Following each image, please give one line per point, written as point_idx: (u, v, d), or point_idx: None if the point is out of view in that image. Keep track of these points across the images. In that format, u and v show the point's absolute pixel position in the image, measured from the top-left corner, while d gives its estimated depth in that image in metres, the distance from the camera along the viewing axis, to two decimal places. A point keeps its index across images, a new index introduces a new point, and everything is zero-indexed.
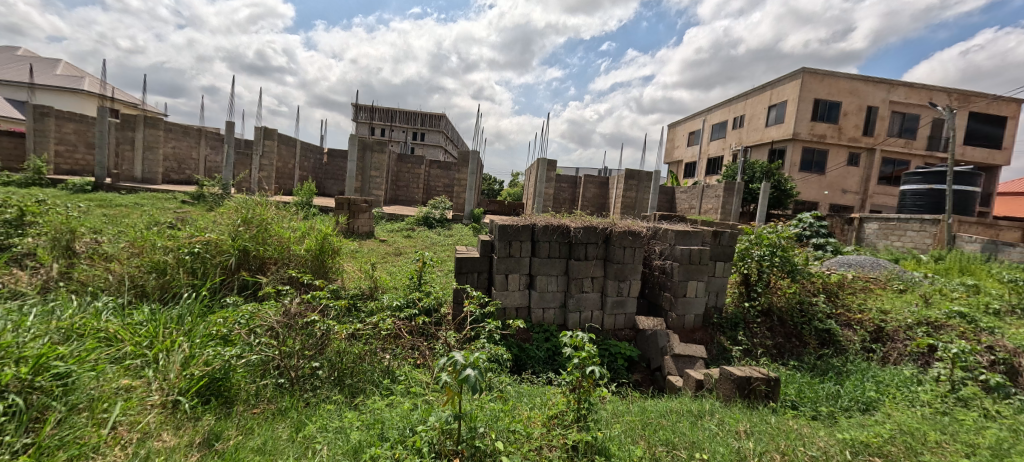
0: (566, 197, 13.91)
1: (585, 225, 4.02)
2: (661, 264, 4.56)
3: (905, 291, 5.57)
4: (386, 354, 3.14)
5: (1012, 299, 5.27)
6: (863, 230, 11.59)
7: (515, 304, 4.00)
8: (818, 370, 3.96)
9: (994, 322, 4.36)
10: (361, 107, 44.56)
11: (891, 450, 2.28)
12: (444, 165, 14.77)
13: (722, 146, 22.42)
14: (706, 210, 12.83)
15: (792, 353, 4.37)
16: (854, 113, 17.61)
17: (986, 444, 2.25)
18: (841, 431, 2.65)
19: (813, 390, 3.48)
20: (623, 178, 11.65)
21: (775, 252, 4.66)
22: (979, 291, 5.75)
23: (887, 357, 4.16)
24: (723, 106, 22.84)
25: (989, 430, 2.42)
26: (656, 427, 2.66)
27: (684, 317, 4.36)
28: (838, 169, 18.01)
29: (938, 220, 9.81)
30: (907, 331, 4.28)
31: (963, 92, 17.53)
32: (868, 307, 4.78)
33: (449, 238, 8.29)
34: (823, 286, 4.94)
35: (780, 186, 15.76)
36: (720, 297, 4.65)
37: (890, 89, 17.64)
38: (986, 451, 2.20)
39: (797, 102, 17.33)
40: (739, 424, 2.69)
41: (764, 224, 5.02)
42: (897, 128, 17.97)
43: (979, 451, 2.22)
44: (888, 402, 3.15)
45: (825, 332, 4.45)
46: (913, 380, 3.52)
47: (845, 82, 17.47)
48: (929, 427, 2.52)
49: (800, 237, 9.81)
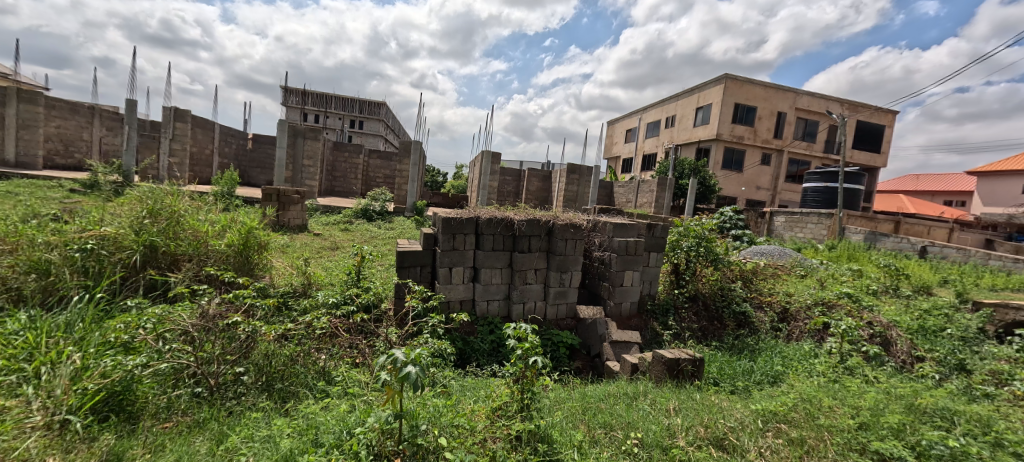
0: (510, 190, 13.94)
1: (528, 217, 4.03)
2: (600, 256, 4.70)
3: (805, 276, 6.27)
4: (321, 354, 2.96)
5: (886, 282, 6.13)
6: (773, 223, 12.93)
7: (458, 298, 3.95)
8: (735, 349, 4.31)
9: (872, 300, 5.03)
10: (291, 91, 41.74)
11: (794, 416, 2.54)
12: (384, 155, 14.26)
13: (656, 144, 23.81)
14: (641, 203, 13.51)
15: (714, 334, 4.73)
16: (768, 117, 19.39)
17: (867, 406, 2.56)
18: (754, 402, 2.91)
19: (731, 366, 3.79)
20: (565, 173, 11.94)
21: (701, 243, 5.01)
22: (861, 275, 6.62)
23: (791, 335, 4.64)
24: (657, 106, 24.06)
25: (869, 393, 2.77)
26: (595, 411, 2.74)
27: (621, 305, 4.57)
28: (755, 167, 19.76)
29: (831, 214, 11.05)
30: (807, 310, 4.81)
31: (851, 103, 19.98)
32: (776, 290, 5.29)
33: (390, 231, 8.01)
34: (741, 273, 5.36)
35: (705, 182, 17.05)
36: (653, 285, 4.92)
37: (795, 97, 19.64)
38: (866, 411, 2.50)
39: (721, 106, 18.75)
40: (669, 403, 2.86)
41: (691, 217, 5.37)
42: (801, 132, 20.06)
43: (861, 412, 2.52)
44: (791, 373, 3.53)
45: (742, 314, 4.86)
46: (812, 353, 3.97)
47: (760, 89, 19.15)
48: (823, 395, 2.82)
49: (722, 229, 10.70)
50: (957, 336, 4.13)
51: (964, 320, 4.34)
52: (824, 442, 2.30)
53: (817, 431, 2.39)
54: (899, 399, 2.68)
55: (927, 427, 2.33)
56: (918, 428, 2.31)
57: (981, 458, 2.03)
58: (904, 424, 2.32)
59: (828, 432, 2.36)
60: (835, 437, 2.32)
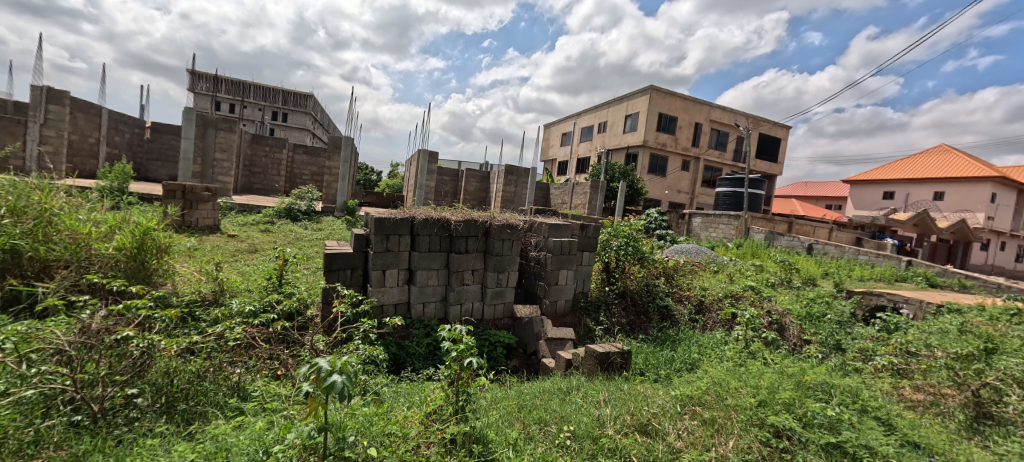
0: (448, 190, 13.70)
1: (465, 217, 3.97)
2: (536, 255, 4.76)
3: (717, 271, 6.87)
4: (235, 367, 2.68)
5: (782, 275, 6.91)
6: (691, 224, 14.00)
7: (392, 301, 3.79)
8: (659, 340, 4.57)
9: (770, 292, 5.63)
10: (202, 76, 37.77)
11: (707, 399, 2.75)
12: (311, 151, 13.38)
13: (589, 148, 24.77)
14: (575, 205, 13.95)
15: (640, 328, 4.98)
16: (687, 127, 21.02)
17: (764, 384, 2.81)
18: (674, 388, 3.10)
19: (655, 357, 4.02)
20: (503, 173, 11.97)
21: (629, 242, 5.27)
22: (762, 269, 7.39)
23: (705, 325, 5.05)
24: (591, 111, 25.03)
25: (766, 373, 3.06)
26: (531, 407, 2.75)
27: (556, 303, 4.66)
28: (677, 172, 21.27)
29: (739, 215, 12.19)
30: (719, 302, 5.25)
31: (755, 117, 22.29)
32: (693, 285, 5.72)
33: (317, 232, 7.51)
34: (664, 270, 5.71)
35: (634, 185, 18.03)
36: (586, 282, 5.06)
37: (710, 110, 21.48)
38: (764, 389, 2.74)
39: (647, 114, 19.95)
40: (600, 395, 2.95)
41: (620, 218, 5.64)
42: (715, 142, 22.00)
43: (759, 389, 2.76)
44: (705, 360, 3.83)
45: (665, 308, 5.17)
46: (723, 341, 4.35)
47: (681, 101, 20.69)
48: (730, 378, 3.05)
49: (648, 229, 11.37)
50: (834, 320, 4.80)
51: (838, 306, 5.04)
52: (731, 420, 2.52)
53: (726, 410, 2.60)
54: (790, 376, 3.03)
55: (811, 400, 2.61)
56: (803, 403, 2.58)
57: (847, 425, 2.39)
58: (794, 398, 2.59)
59: (733, 410, 2.59)
60: (739, 413, 2.55)
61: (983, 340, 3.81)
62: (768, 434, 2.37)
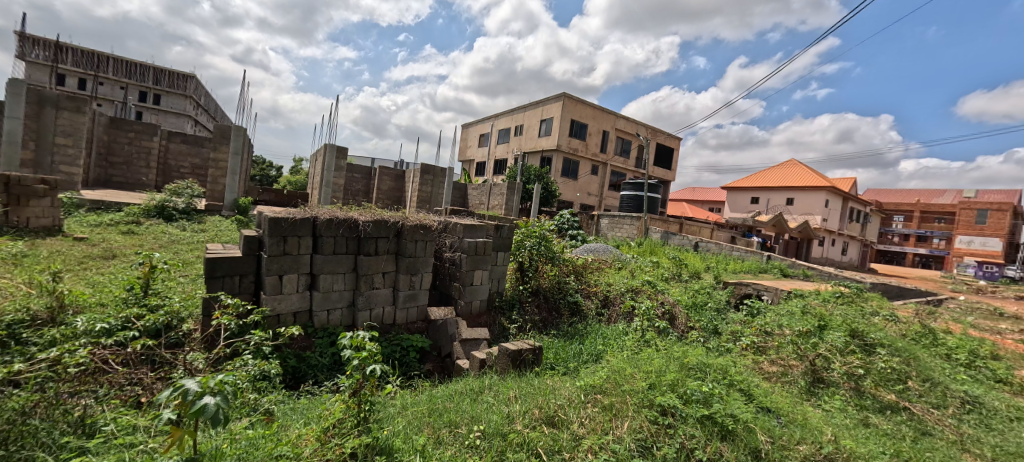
0: (358, 189, 12.96)
1: (375, 218, 3.77)
2: (451, 256, 4.69)
3: (620, 267, 7.41)
4: (81, 398, 2.24)
5: (674, 271, 7.67)
6: (600, 224, 14.92)
7: (291, 309, 3.45)
8: (569, 335, 4.77)
9: (664, 285, 6.21)
10: (44, 44, 31.21)
11: (607, 386, 2.93)
12: (192, 140, 11.74)
13: (505, 150, 25.19)
14: (492, 206, 14.09)
15: (552, 324, 5.16)
16: (596, 134, 22.38)
17: (654, 369, 3.09)
18: (580, 379, 3.26)
19: (564, 350, 4.20)
20: (418, 173, 11.64)
21: (541, 242, 5.47)
22: (658, 265, 8.14)
23: (609, 317, 5.42)
24: (507, 114, 25.46)
25: (656, 359, 3.38)
26: (441, 411, 2.69)
27: (471, 303, 4.63)
28: (587, 176, 22.51)
29: (639, 217, 13.28)
30: (621, 296, 5.66)
31: (653, 128, 24.50)
32: (599, 281, 6.08)
33: (199, 234, 6.60)
34: (574, 268, 6.00)
35: (548, 187, 18.71)
36: (501, 282, 5.10)
37: (616, 119, 23.12)
38: (654, 374, 3.02)
39: (560, 120, 20.85)
40: (510, 391, 2.99)
41: (533, 219, 5.82)
42: (619, 149, 23.73)
43: (650, 375, 3.02)
44: (609, 351, 4.10)
45: (575, 304, 5.42)
46: (624, 332, 4.71)
47: (590, 109, 21.99)
48: (627, 365, 3.30)
49: (561, 230, 11.88)
50: (711, 309, 5.64)
51: (711, 301, 5.93)
52: (628, 404, 2.71)
53: (623, 395, 2.80)
54: (676, 360, 3.37)
55: (692, 380, 2.93)
56: (686, 383, 2.88)
57: (718, 398, 2.72)
58: (679, 380, 2.88)
59: (628, 394, 2.79)
60: (632, 397, 2.76)
61: (817, 319, 4.99)
62: (656, 412, 2.59)
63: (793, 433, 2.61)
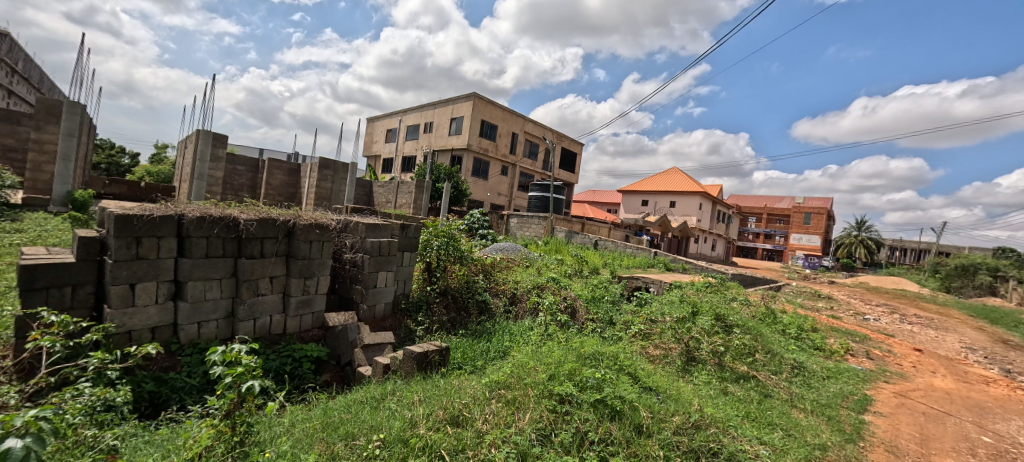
0: (242, 183, 11.62)
1: (259, 216, 3.47)
2: (352, 258, 4.48)
3: (528, 265, 7.71)
4: None
5: (576, 267, 8.21)
6: (509, 224, 15.32)
7: (148, 324, 3.00)
8: (477, 333, 4.85)
9: (567, 281, 6.61)
10: None
11: (510, 381, 3.07)
12: (10, 117, 9.47)
13: (414, 147, 24.54)
14: (399, 204, 13.66)
15: (461, 324, 5.19)
16: (505, 136, 22.90)
17: (554, 362, 3.32)
18: (486, 376, 3.37)
19: (472, 349, 4.27)
20: (316, 167, 10.82)
21: (449, 242, 5.47)
22: (562, 262, 8.64)
23: (516, 314, 5.62)
24: (416, 110, 24.84)
25: (557, 351, 3.62)
26: (336, 424, 2.59)
27: (375, 307, 4.48)
28: (496, 176, 22.87)
29: (546, 217, 13.92)
30: (527, 293, 5.90)
31: (559, 132, 25.81)
32: (507, 279, 6.26)
33: (20, 236, 5.38)
34: (482, 267, 6.10)
35: (458, 187, 18.67)
36: (407, 283, 5.01)
37: (524, 122, 23.91)
38: (554, 366, 3.23)
39: (469, 120, 20.94)
40: (414, 395, 2.98)
41: (442, 218, 5.79)
42: (527, 151, 24.59)
43: (550, 367, 3.23)
44: (515, 347, 4.28)
45: (483, 302, 5.52)
46: (529, 327, 4.96)
47: (500, 111, 22.45)
48: (530, 359, 3.49)
49: (471, 229, 11.96)
50: (606, 301, 6.18)
51: (606, 293, 6.47)
52: (528, 396, 2.87)
53: (525, 389, 2.95)
54: (573, 351, 3.65)
55: (587, 369, 3.20)
56: (581, 371, 3.14)
57: (609, 383, 3.01)
58: (575, 369, 3.13)
59: (529, 387, 2.96)
60: (533, 389, 2.93)
61: (690, 306, 5.73)
62: (555, 402, 2.79)
63: (669, 407, 2.97)
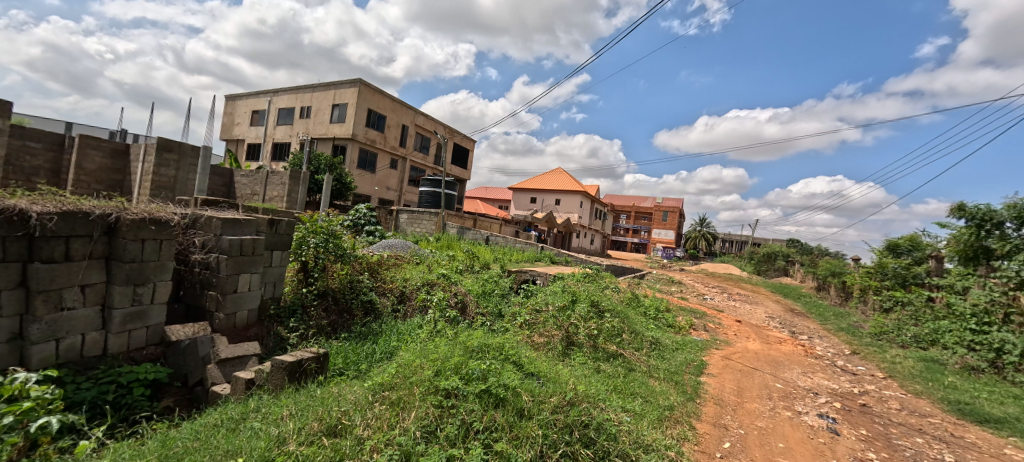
0: (40, 165, 9.10)
1: (65, 209, 2.79)
2: (203, 259, 3.88)
3: (418, 262, 7.53)
4: None
5: (466, 263, 8.27)
6: (398, 220, 14.80)
7: None
8: (362, 335, 4.59)
9: (457, 277, 6.61)
10: None
11: (395, 381, 2.98)
12: None
13: (287, 133, 22.10)
14: (269, 197, 12.21)
15: (343, 327, 4.85)
16: (394, 127, 21.96)
17: (441, 357, 3.30)
18: (369, 380, 3.23)
19: (356, 353, 4.04)
20: (154, 149, 9.04)
21: (329, 238, 5.00)
22: (453, 258, 8.63)
23: (405, 313, 5.47)
24: (290, 92, 22.38)
25: (444, 347, 3.62)
26: (180, 456, 2.22)
27: (234, 315, 3.95)
28: (384, 169, 21.78)
29: (437, 213, 13.74)
30: (416, 290, 5.75)
31: (450, 128, 25.65)
32: (395, 277, 6.02)
33: None
34: (367, 265, 5.78)
35: (341, 179, 17.37)
36: (277, 286, 4.56)
37: (415, 115, 23.25)
38: (440, 362, 3.20)
39: (354, 107, 19.60)
40: (283, 410, 2.72)
41: (320, 213, 5.31)
42: (418, 145, 23.99)
43: (435, 363, 3.20)
44: (403, 346, 4.16)
45: (368, 302, 5.24)
46: (418, 325, 4.90)
47: (388, 100, 21.45)
48: (418, 357, 3.42)
49: (356, 225, 11.25)
50: (497, 295, 6.40)
51: (496, 287, 6.68)
52: (413, 395, 2.81)
53: (410, 388, 2.89)
54: (460, 344, 3.69)
55: (474, 361, 3.23)
56: (468, 364, 3.17)
57: (494, 372, 3.11)
58: (462, 362, 3.16)
59: (414, 385, 2.90)
60: (418, 387, 2.88)
61: (570, 295, 6.21)
62: (440, 397, 2.79)
63: (548, 389, 3.16)
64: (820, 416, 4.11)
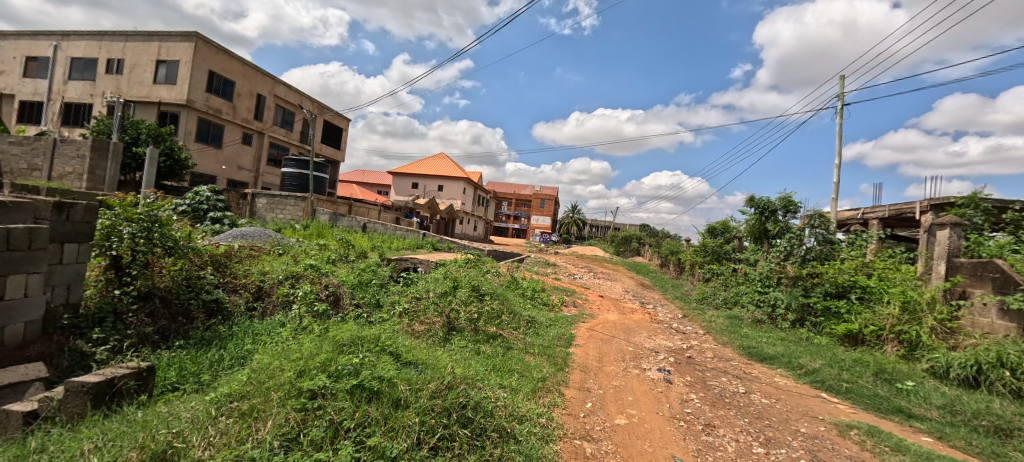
0: None
1: None
2: None
3: (281, 253, 6.65)
4: None
5: (339, 252, 7.62)
6: (254, 205, 12.95)
7: None
8: (204, 341, 3.89)
9: (328, 267, 6.04)
10: None
11: (247, 388, 2.58)
12: None
13: (89, 91, 17.53)
14: (62, 174, 9.59)
15: (178, 334, 4.01)
16: (246, 96, 18.99)
17: (305, 355, 2.95)
18: (210, 392, 2.75)
19: (195, 363, 3.41)
20: None
21: (151, 228, 4.09)
22: (324, 247, 7.87)
23: (264, 311, 4.80)
24: (91, 39, 17.69)
25: (309, 344, 3.26)
26: None
27: (2, 331, 2.99)
28: (234, 145, 18.66)
29: (304, 197, 12.38)
30: (278, 284, 5.08)
31: (319, 103, 23.26)
32: (251, 271, 5.23)
33: None
34: (211, 258, 4.92)
35: (172, 154, 14.42)
36: (73, 289, 3.62)
37: (272, 84, 20.55)
38: (302, 360, 2.86)
39: (187, 67, 16.34)
40: (85, 443, 2.18)
41: (139, 195, 4.33)
42: (277, 119, 21.24)
43: (296, 362, 2.86)
44: (259, 349, 3.63)
45: (213, 302, 4.45)
46: (280, 323, 4.36)
47: (236, 64, 18.46)
48: (276, 358, 3.02)
49: (195, 210, 9.51)
50: (375, 285, 6.04)
51: (372, 276, 6.28)
52: (270, 402, 2.47)
53: (265, 394, 2.52)
54: (329, 340, 3.37)
55: (344, 356, 2.96)
56: (338, 360, 2.90)
57: (369, 365, 2.93)
58: (331, 357, 2.89)
59: (272, 390, 2.54)
60: (277, 392, 2.53)
61: (452, 281, 6.17)
62: (303, 400, 2.49)
63: (425, 376, 3.06)
64: (658, 370, 4.80)
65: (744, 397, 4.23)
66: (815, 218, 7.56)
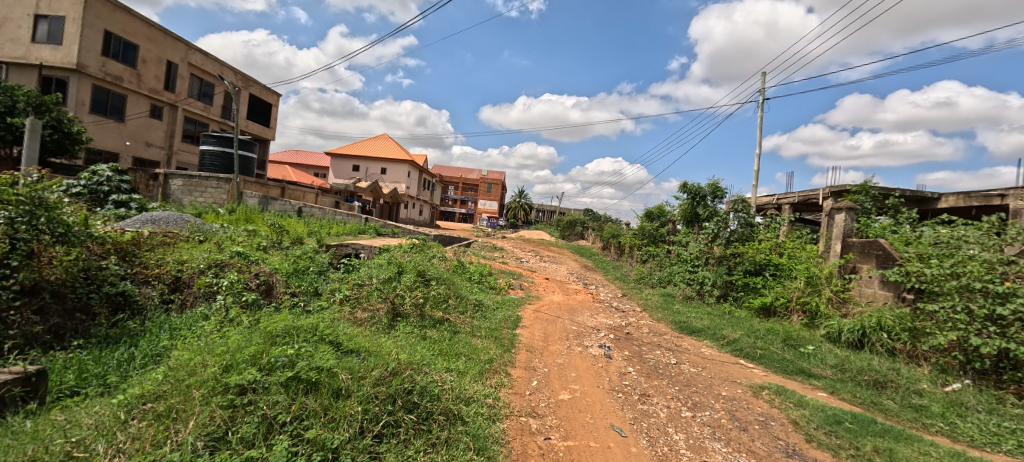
0: None
1: None
2: None
3: (202, 241, 6.15)
4: None
5: (272, 238, 7.20)
6: (168, 187, 11.83)
7: None
8: (110, 339, 3.57)
9: (258, 255, 5.72)
10: None
11: (162, 388, 2.42)
12: None
13: None
14: None
15: (76, 332, 3.62)
16: (153, 63, 16.92)
17: (231, 349, 2.80)
18: (117, 395, 2.55)
19: (100, 363, 3.14)
20: None
21: (34, 211, 3.44)
22: (254, 234, 7.38)
23: (184, 303, 4.48)
24: None
25: (234, 337, 3.09)
26: None
27: None
28: (140, 119, 16.67)
29: (229, 178, 11.48)
30: (199, 274, 4.73)
31: (244, 75, 21.33)
32: (165, 260, 4.82)
33: None
34: (115, 246, 4.42)
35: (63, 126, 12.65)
36: None
37: (185, 51, 18.69)
38: (227, 355, 2.72)
39: (76, 24, 14.16)
40: None
41: (17, 174, 3.68)
42: (193, 91, 19.26)
43: (221, 356, 2.72)
44: (178, 345, 3.41)
45: (119, 295, 4.04)
46: (203, 316, 4.11)
47: (141, 26, 16.34)
48: (197, 353, 2.85)
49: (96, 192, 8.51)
50: (314, 271, 5.86)
51: (311, 263, 6.05)
52: (191, 401, 2.35)
53: (185, 393, 2.39)
54: (259, 331, 3.22)
55: (276, 349, 2.85)
56: (269, 352, 2.80)
57: (305, 356, 2.87)
58: (260, 350, 2.78)
59: (194, 388, 2.41)
60: (199, 389, 2.41)
61: (396, 267, 6.08)
62: (230, 396, 2.40)
63: (368, 363, 3.04)
64: (599, 347, 5.12)
65: (675, 368, 4.64)
66: (738, 203, 8.29)
